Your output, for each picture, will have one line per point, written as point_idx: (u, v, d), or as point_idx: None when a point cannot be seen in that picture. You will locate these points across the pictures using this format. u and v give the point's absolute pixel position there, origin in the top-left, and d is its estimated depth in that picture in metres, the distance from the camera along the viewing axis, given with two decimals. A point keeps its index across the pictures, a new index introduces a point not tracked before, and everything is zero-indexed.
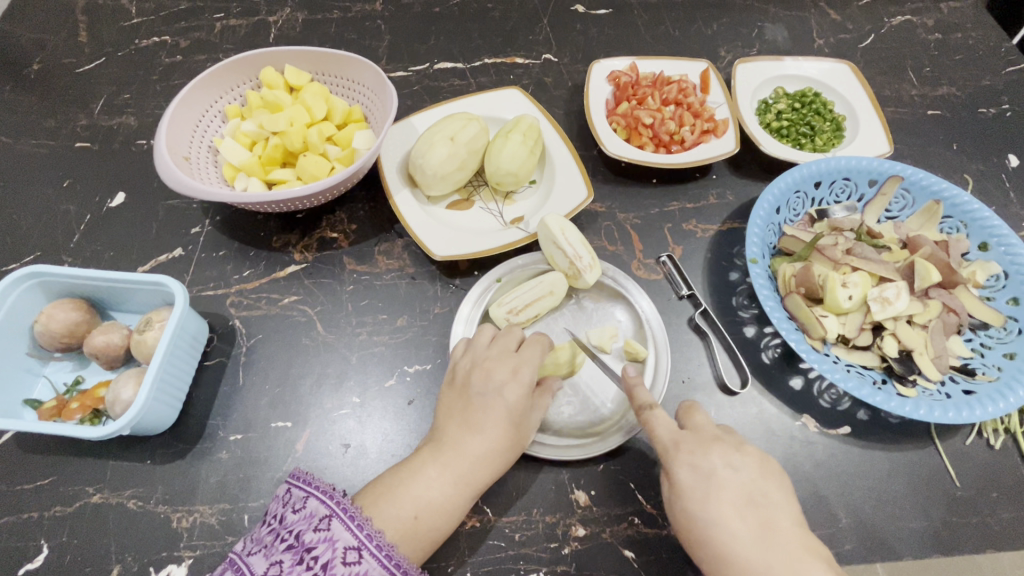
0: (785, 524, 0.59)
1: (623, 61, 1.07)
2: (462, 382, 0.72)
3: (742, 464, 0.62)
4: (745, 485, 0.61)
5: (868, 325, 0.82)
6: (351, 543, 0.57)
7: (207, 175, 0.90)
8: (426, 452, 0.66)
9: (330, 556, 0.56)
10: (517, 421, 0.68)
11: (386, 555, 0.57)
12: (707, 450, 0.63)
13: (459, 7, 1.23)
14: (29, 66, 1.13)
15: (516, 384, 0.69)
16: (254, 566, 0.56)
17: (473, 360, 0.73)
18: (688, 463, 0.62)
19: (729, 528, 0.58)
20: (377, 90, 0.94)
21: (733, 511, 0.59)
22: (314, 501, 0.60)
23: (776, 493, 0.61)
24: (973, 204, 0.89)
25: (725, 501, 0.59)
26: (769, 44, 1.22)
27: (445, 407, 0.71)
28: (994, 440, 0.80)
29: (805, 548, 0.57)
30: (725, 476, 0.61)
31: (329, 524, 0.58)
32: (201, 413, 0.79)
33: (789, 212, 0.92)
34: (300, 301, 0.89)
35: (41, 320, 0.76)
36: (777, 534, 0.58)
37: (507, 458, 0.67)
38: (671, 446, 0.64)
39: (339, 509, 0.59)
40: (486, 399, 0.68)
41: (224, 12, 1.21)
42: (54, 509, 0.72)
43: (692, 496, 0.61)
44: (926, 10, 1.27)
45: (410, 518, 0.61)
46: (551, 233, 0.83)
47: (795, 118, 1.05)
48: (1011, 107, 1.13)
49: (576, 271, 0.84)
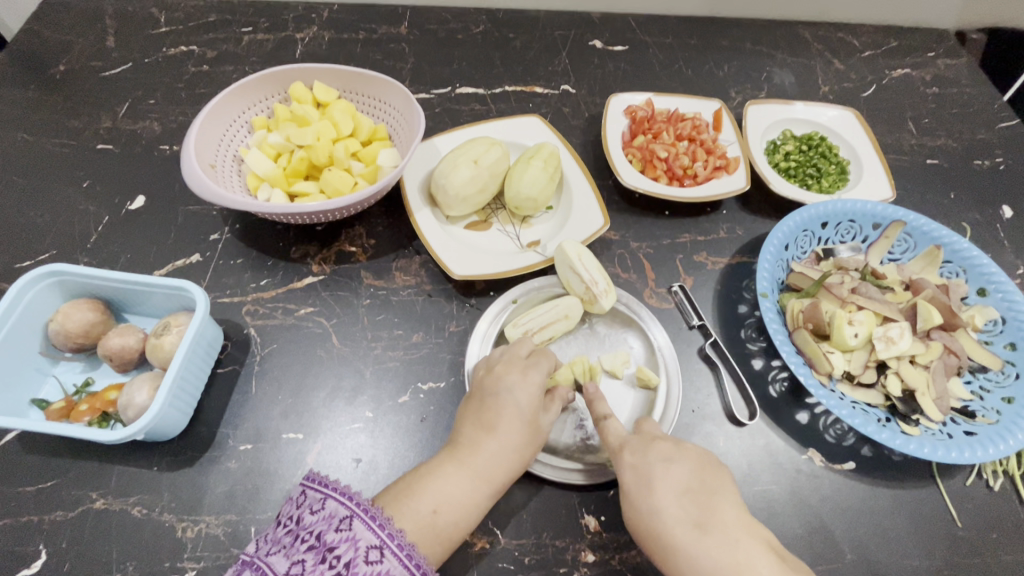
0: (724, 511, 0.62)
1: (640, 96, 1.11)
2: (476, 387, 0.74)
3: (676, 457, 0.67)
4: (684, 477, 0.65)
5: (872, 363, 0.85)
6: (373, 543, 0.56)
7: (231, 183, 0.91)
8: (443, 455, 0.68)
9: (353, 555, 0.55)
10: (531, 420, 0.70)
11: (408, 555, 0.56)
12: (648, 449, 0.68)
13: (482, 36, 1.28)
14: (54, 68, 1.14)
15: (526, 385, 0.71)
16: (274, 566, 0.53)
17: (487, 367, 0.76)
18: (630, 464, 0.68)
19: (668, 513, 0.62)
20: (404, 111, 0.97)
21: (672, 499, 0.63)
22: (334, 501, 0.58)
23: (721, 486, 0.65)
24: (972, 251, 0.93)
25: (664, 491, 0.64)
26: (777, 88, 1.28)
27: (460, 413, 0.73)
28: (994, 482, 0.82)
29: (745, 530, 0.61)
30: (664, 469, 0.66)
31: (351, 524, 0.57)
32: (212, 421, 0.78)
33: (798, 249, 0.96)
34: (316, 313, 0.89)
35: (58, 319, 0.75)
36: (715, 516, 0.61)
37: (523, 455, 0.69)
38: (618, 450, 0.70)
39: (360, 509, 0.58)
40: (498, 400, 0.70)
41: (252, 26, 1.24)
42: (55, 513, 0.71)
43: (638, 493, 0.65)
44: (924, 65, 1.34)
45: (429, 513, 0.62)
46: (568, 258, 0.85)
47: (802, 160, 1.09)
48: (1004, 160, 1.19)
49: (592, 295, 0.85)
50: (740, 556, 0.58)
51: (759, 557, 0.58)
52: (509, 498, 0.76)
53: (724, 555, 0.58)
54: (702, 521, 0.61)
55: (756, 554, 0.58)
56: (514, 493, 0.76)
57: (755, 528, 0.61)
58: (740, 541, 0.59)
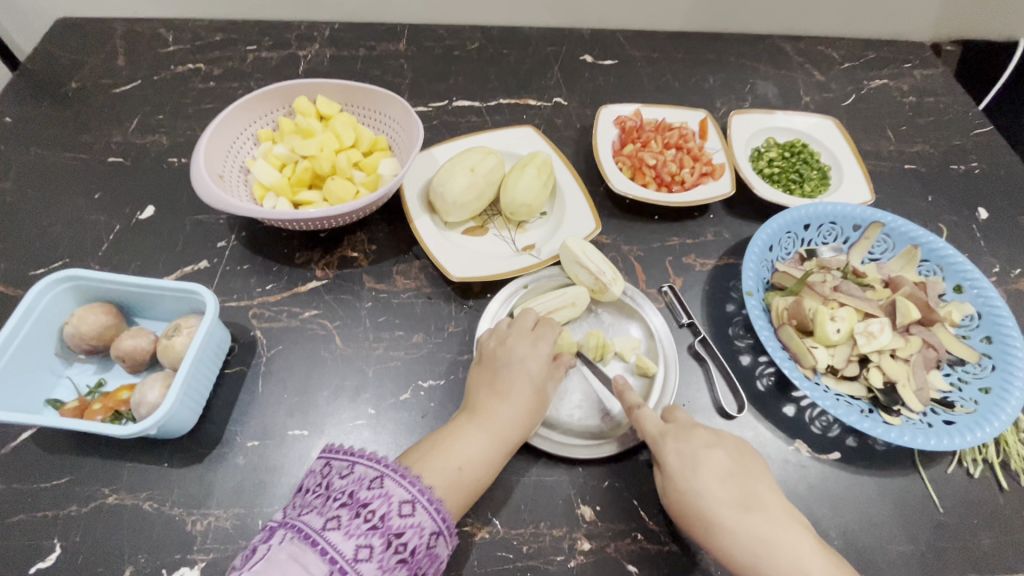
0: (766, 494, 0.69)
1: (628, 107, 1.17)
2: (487, 358, 0.79)
3: (717, 444, 0.72)
4: (725, 463, 0.70)
5: (854, 357, 0.88)
6: (405, 497, 0.61)
7: (238, 193, 0.95)
8: (462, 420, 0.73)
9: (386, 509, 0.60)
10: (540, 387, 0.76)
11: (436, 508, 0.62)
12: (689, 436, 0.72)
13: (477, 52, 1.33)
14: (66, 85, 1.19)
15: (536, 355, 0.77)
16: (311, 524, 0.58)
17: (497, 338, 0.81)
18: (675, 449, 0.71)
19: (712, 495, 0.68)
20: (403, 122, 1.02)
21: (717, 482, 0.68)
22: (362, 466, 0.63)
23: (758, 471, 0.71)
24: (947, 250, 0.98)
25: (709, 476, 0.69)
26: (761, 99, 1.33)
27: (472, 381, 0.79)
28: (974, 469, 0.85)
29: (787, 515, 0.67)
30: (707, 454, 0.70)
31: (382, 483, 0.61)
32: (220, 419, 0.81)
33: (781, 250, 1.00)
34: (320, 316, 0.92)
35: (74, 322, 0.79)
36: (759, 500, 0.68)
37: (532, 419, 0.74)
38: (659, 437, 0.73)
39: (389, 469, 0.62)
40: (510, 369, 0.76)
41: (256, 45, 1.30)
42: (69, 509, 0.73)
43: (681, 476, 0.70)
44: (901, 76, 1.40)
45: (454, 470, 0.67)
46: (573, 253, 0.91)
47: (785, 166, 1.14)
48: (979, 164, 1.24)
49: (602, 285, 0.90)
50: (782, 535, 0.65)
51: (803, 539, 0.65)
52: (507, 489, 0.79)
53: (771, 532, 0.65)
54: (748, 504, 0.67)
55: (797, 537, 0.65)
56: (512, 485, 0.79)
57: (794, 512, 0.68)
58: (783, 523, 0.66)
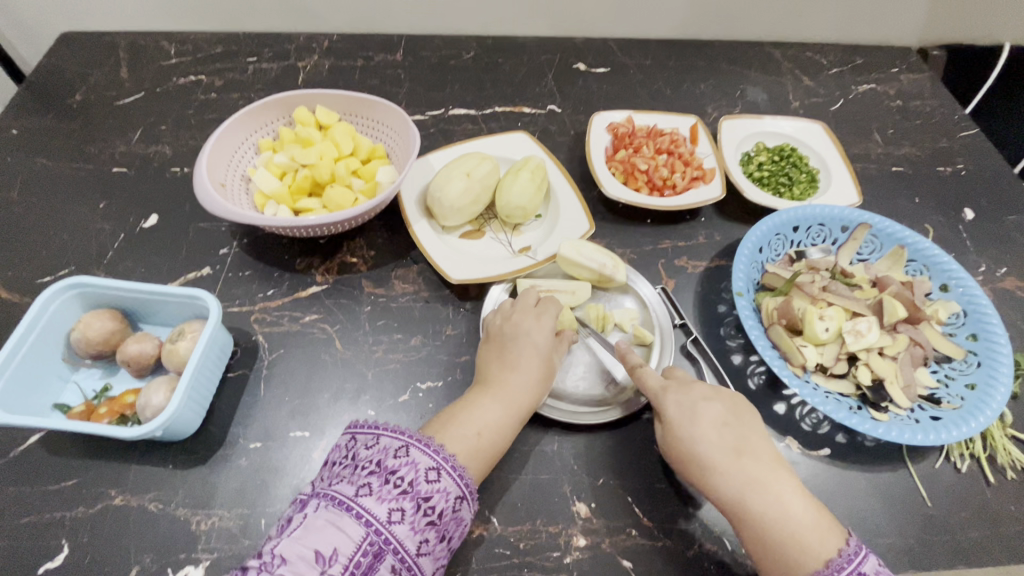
0: (758, 443, 0.72)
1: (621, 114, 1.19)
2: (495, 335, 0.83)
3: (714, 397, 0.75)
4: (721, 413, 0.73)
5: (843, 355, 0.90)
6: (430, 464, 0.64)
7: (240, 201, 0.98)
8: (475, 393, 0.76)
9: (414, 476, 0.62)
10: (547, 358, 0.80)
11: (460, 474, 0.65)
12: (688, 390, 0.76)
13: (473, 61, 1.36)
14: (71, 98, 1.22)
15: (541, 328, 0.81)
16: (343, 491, 0.60)
17: (502, 316, 0.85)
18: (675, 400, 0.74)
19: (708, 442, 0.71)
20: (399, 130, 1.04)
21: (714, 431, 0.72)
22: (388, 436, 0.65)
23: (752, 421, 0.74)
24: (934, 250, 1.00)
25: (706, 424, 0.72)
26: (751, 104, 1.36)
27: (481, 358, 0.82)
28: (961, 464, 0.87)
29: (774, 460, 0.71)
30: (705, 406, 0.74)
31: (407, 451, 0.64)
32: (223, 421, 0.83)
33: (771, 252, 1.02)
34: (320, 320, 0.95)
35: (80, 328, 0.81)
36: (751, 448, 0.71)
37: (543, 389, 0.78)
38: (661, 390, 0.76)
39: (413, 439, 0.64)
40: (517, 341, 0.80)
41: (257, 57, 1.33)
42: (77, 510, 0.75)
43: (680, 425, 0.73)
44: (888, 81, 1.43)
45: (473, 436, 0.70)
46: (569, 256, 0.93)
47: (775, 170, 1.16)
48: (966, 166, 1.26)
49: (605, 276, 0.94)
50: (774, 480, 0.68)
51: (790, 483, 0.68)
52: (504, 487, 0.81)
53: (757, 474, 0.68)
54: (740, 450, 0.70)
55: (786, 481, 0.69)
56: (509, 483, 0.81)
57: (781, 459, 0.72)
58: (772, 470, 0.69)
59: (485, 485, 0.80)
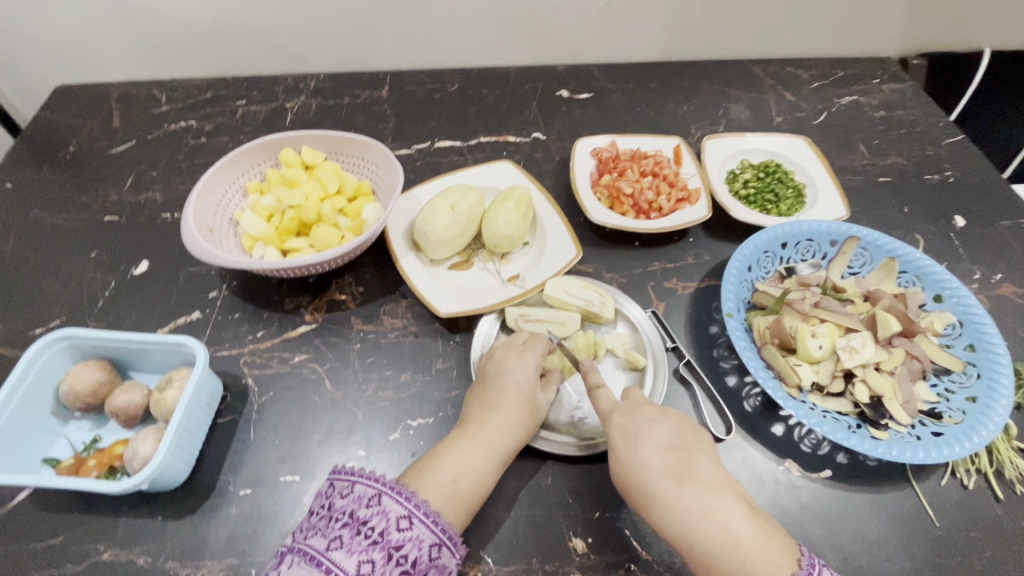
0: (701, 464, 0.71)
1: (603, 138, 1.20)
2: (478, 375, 0.84)
3: (660, 419, 0.75)
4: (666, 437, 0.73)
5: (839, 373, 0.89)
6: (401, 513, 0.63)
7: (228, 244, 0.98)
8: (455, 433, 0.76)
9: (385, 524, 0.62)
10: (530, 398, 0.79)
11: (434, 521, 0.64)
12: (635, 414, 0.76)
13: (458, 93, 1.39)
14: (64, 149, 1.24)
15: (523, 365, 0.81)
16: (315, 545, 0.60)
17: (488, 355, 0.85)
18: (620, 424, 0.75)
19: (650, 466, 0.70)
20: (384, 166, 1.06)
21: (655, 454, 0.71)
22: (361, 485, 0.64)
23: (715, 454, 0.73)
24: (924, 261, 0.99)
25: (648, 448, 0.72)
26: (734, 121, 1.37)
27: (467, 399, 0.82)
28: (968, 480, 0.84)
29: (723, 483, 0.68)
30: (649, 428, 0.74)
31: (379, 500, 0.63)
32: (213, 468, 0.82)
33: (760, 270, 1.02)
34: (310, 360, 0.94)
35: (69, 380, 0.81)
36: (694, 469, 0.69)
37: (525, 430, 0.77)
38: (609, 413, 0.78)
39: (387, 487, 0.64)
40: (500, 381, 0.79)
41: (246, 100, 1.36)
42: (66, 567, 0.74)
43: (623, 449, 0.73)
44: (871, 92, 1.44)
45: (450, 481, 0.69)
46: (557, 296, 0.94)
47: (761, 187, 1.16)
48: (953, 173, 1.26)
49: (593, 313, 0.94)
50: (715, 502, 0.66)
51: (734, 505, 0.65)
52: (498, 524, 0.79)
53: (698, 501, 0.66)
54: (681, 474, 0.69)
55: (730, 503, 0.66)
56: (502, 520, 0.79)
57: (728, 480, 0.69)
58: (715, 492, 0.67)
59: (478, 523, 0.79)
